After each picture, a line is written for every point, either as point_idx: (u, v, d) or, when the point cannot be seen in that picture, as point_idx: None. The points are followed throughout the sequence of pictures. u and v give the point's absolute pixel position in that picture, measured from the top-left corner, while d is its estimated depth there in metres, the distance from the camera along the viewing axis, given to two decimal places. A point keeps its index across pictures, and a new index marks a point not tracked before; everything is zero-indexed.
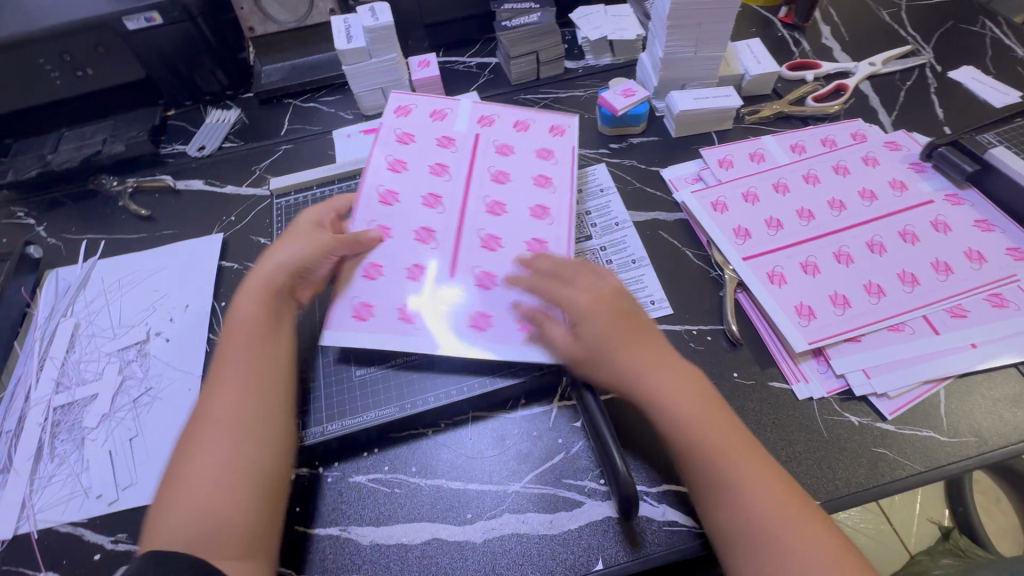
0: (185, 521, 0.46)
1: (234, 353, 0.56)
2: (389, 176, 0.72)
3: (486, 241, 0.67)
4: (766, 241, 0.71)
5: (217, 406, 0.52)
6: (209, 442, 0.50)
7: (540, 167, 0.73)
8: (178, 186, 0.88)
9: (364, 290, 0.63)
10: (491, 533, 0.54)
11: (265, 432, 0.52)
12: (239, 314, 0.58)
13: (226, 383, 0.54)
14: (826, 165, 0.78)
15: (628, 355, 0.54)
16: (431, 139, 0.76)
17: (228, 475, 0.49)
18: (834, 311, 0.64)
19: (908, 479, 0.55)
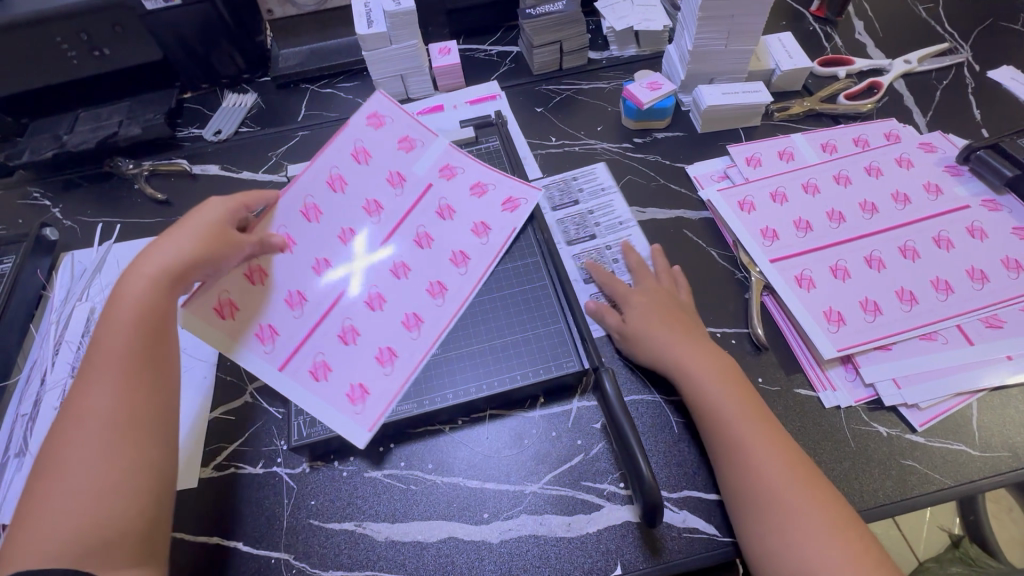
0: (60, 532, 0.43)
1: (111, 342, 0.50)
2: (326, 197, 0.66)
3: (372, 301, 0.63)
4: (795, 243, 0.69)
5: (93, 404, 0.48)
6: (84, 445, 0.46)
7: (467, 243, 0.68)
8: (194, 170, 0.87)
9: (240, 292, 0.60)
10: (508, 533, 0.54)
11: (143, 434, 0.48)
12: (124, 294, 0.52)
13: (102, 377, 0.49)
14: (858, 166, 0.76)
15: (669, 339, 0.59)
16: (383, 171, 0.69)
17: (103, 483, 0.45)
18: (864, 319, 0.62)
19: (936, 493, 0.54)
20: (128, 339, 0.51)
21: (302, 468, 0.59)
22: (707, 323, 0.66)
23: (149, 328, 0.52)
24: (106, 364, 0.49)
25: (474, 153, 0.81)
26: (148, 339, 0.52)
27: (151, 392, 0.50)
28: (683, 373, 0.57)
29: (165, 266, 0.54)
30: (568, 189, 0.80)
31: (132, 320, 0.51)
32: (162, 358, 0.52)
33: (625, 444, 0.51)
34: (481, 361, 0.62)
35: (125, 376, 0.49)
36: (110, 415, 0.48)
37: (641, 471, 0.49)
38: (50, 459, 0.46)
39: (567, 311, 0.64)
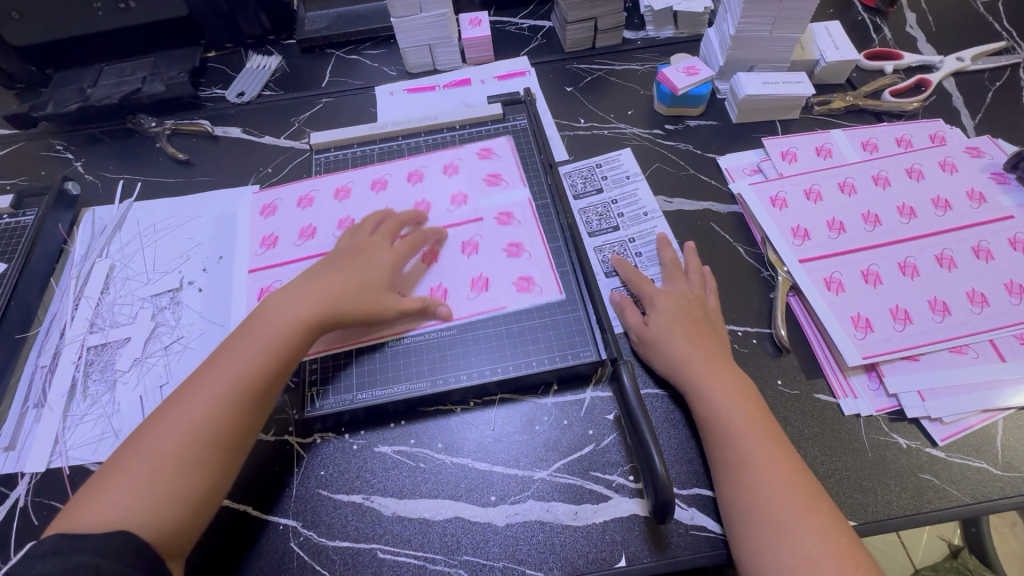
0: (117, 506, 0.45)
1: (238, 358, 0.54)
2: (397, 185, 0.75)
3: None
4: (827, 244, 0.67)
5: (202, 398, 0.51)
6: (171, 438, 0.49)
7: (457, 282, 0.65)
8: (216, 132, 0.86)
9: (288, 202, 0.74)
10: (514, 518, 0.54)
11: (216, 449, 0.49)
12: (269, 310, 0.57)
13: (214, 384, 0.52)
14: (899, 167, 0.73)
15: (689, 350, 0.57)
16: (453, 188, 0.74)
17: (171, 481, 0.47)
18: (893, 327, 0.60)
19: (953, 509, 0.53)
20: (257, 348, 0.54)
21: (312, 438, 0.59)
22: (728, 320, 0.64)
23: (276, 358, 0.54)
24: (223, 372, 0.53)
25: (500, 131, 0.80)
26: (268, 365, 0.54)
27: (247, 412, 0.52)
28: (692, 378, 0.56)
29: (315, 300, 0.58)
30: (591, 177, 0.78)
31: (264, 342, 0.55)
32: (271, 391, 0.54)
33: (641, 437, 0.50)
34: (498, 345, 0.61)
35: (229, 388, 0.52)
36: (203, 421, 0.50)
37: (653, 467, 0.48)
38: (143, 436, 0.50)
39: (587, 299, 0.64)
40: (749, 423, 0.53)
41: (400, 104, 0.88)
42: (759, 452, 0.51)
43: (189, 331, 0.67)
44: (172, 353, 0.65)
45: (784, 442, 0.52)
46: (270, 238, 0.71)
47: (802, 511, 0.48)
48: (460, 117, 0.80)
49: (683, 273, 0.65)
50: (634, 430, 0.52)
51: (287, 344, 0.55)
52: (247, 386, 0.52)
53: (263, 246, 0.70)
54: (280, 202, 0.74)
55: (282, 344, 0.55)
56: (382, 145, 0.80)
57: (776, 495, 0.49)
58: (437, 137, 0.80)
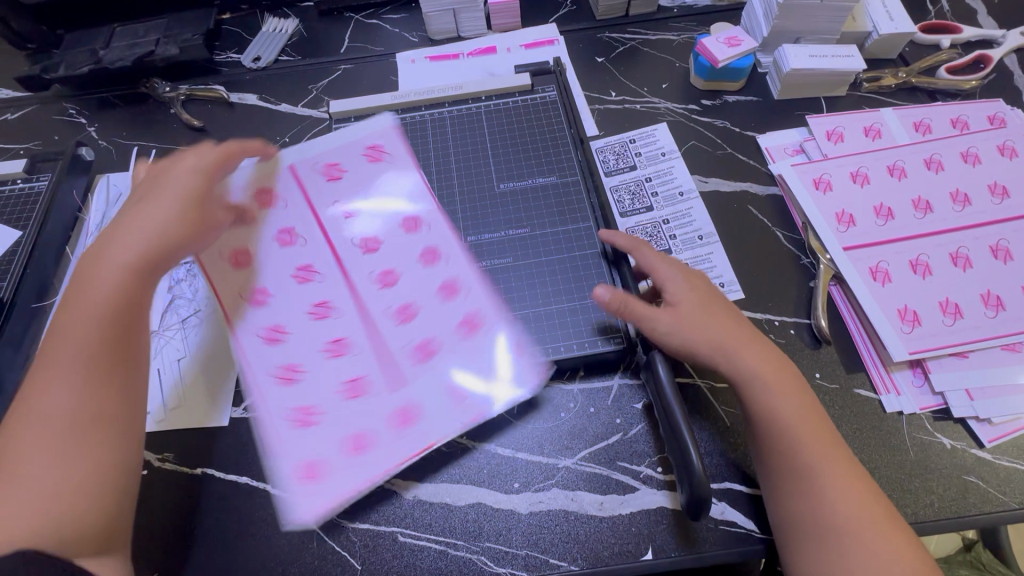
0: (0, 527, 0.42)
1: (74, 333, 0.50)
2: (434, 227, 0.64)
3: (303, 276, 0.60)
4: (871, 232, 0.63)
5: (50, 397, 0.47)
6: (36, 436, 0.46)
7: (359, 387, 0.55)
8: (232, 98, 0.83)
9: (392, 150, 0.69)
10: (539, 506, 0.53)
11: (99, 421, 0.47)
12: (88, 279, 0.52)
13: (60, 363, 0.48)
14: (953, 151, 0.68)
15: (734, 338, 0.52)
16: (458, 269, 0.61)
17: (66, 473, 0.45)
18: (942, 321, 0.57)
19: (998, 513, 0.51)
20: (95, 311, 0.50)
21: None
22: (764, 309, 0.61)
23: (114, 312, 0.51)
24: (64, 350, 0.49)
25: (528, 103, 0.76)
26: (112, 319, 0.51)
27: (116, 382, 0.49)
28: (767, 402, 0.50)
29: (122, 249, 0.54)
30: (625, 153, 0.74)
31: (95, 304, 0.51)
32: (133, 343, 0.51)
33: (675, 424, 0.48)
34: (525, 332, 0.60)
35: (77, 359, 0.48)
36: (62, 407, 0.47)
37: (688, 457, 0.46)
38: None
39: (616, 283, 0.62)
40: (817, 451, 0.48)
41: (422, 72, 0.84)
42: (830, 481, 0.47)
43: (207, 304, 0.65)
44: (191, 327, 0.63)
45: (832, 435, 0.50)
46: (322, 161, 0.68)
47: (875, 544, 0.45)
48: (487, 87, 0.76)
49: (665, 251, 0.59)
50: (666, 416, 0.50)
51: (127, 296, 0.52)
52: (96, 353, 0.49)
53: (314, 171, 0.67)
54: (354, 155, 0.68)
55: (116, 296, 0.52)
56: (403, 115, 0.77)
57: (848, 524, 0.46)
58: (462, 108, 0.76)
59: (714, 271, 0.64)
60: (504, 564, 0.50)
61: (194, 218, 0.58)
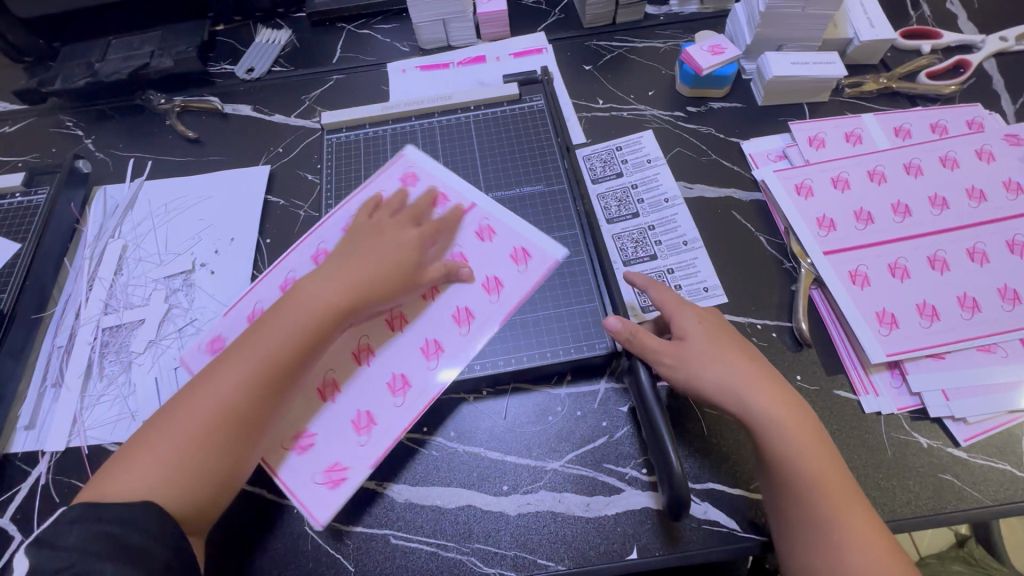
0: (137, 490, 0.44)
1: (252, 340, 0.50)
2: (450, 334, 0.57)
3: None
4: (852, 236, 0.64)
5: (221, 383, 0.49)
6: (203, 418, 0.47)
7: None
8: (226, 109, 0.84)
9: (505, 231, 0.62)
10: (527, 507, 0.54)
11: (231, 429, 0.48)
12: (297, 293, 0.53)
13: (229, 363, 0.50)
14: (932, 155, 0.69)
15: (747, 381, 0.51)
16: (442, 374, 0.55)
17: (188, 463, 0.46)
18: (919, 323, 0.59)
19: (972, 510, 0.52)
20: (292, 322, 0.51)
21: None
22: (746, 312, 0.63)
23: (308, 334, 0.51)
24: (253, 348, 0.50)
25: (517, 112, 0.77)
26: (299, 351, 0.50)
27: (278, 392, 0.50)
28: (786, 464, 0.48)
29: (349, 282, 0.53)
30: (611, 160, 0.75)
31: (296, 320, 0.51)
32: (297, 375, 0.51)
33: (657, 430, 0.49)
34: (514, 338, 0.61)
35: (248, 369, 0.49)
36: (234, 400, 0.48)
37: (669, 461, 0.47)
38: (162, 418, 0.48)
39: (602, 289, 0.63)
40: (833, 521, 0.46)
41: (413, 81, 0.85)
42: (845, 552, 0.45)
43: (202, 313, 0.67)
44: (186, 336, 0.65)
45: (849, 485, 0.48)
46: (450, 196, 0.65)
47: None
48: (476, 97, 0.78)
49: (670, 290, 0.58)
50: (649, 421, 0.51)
51: (316, 324, 0.51)
52: (275, 363, 0.50)
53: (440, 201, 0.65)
54: (494, 219, 0.63)
55: (316, 327, 0.51)
56: (394, 125, 0.78)
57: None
58: (452, 118, 0.78)
59: (698, 276, 0.65)
60: (494, 565, 0.52)
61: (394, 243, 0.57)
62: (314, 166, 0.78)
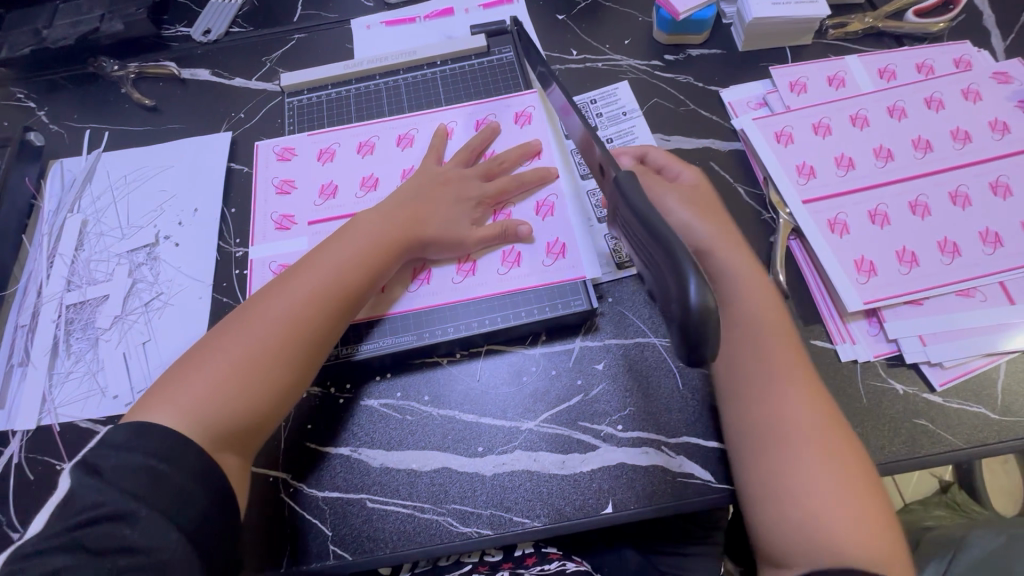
0: (193, 399, 0.47)
1: (311, 270, 0.55)
2: (445, 274, 0.62)
3: (364, 182, 0.67)
4: (831, 183, 0.63)
5: (277, 306, 0.52)
6: (258, 338, 0.51)
7: (304, 212, 0.66)
8: (183, 74, 0.80)
9: (557, 227, 0.63)
10: (502, 467, 0.54)
11: (290, 350, 0.51)
12: (352, 228, 0.58)
13: (288, 291, 0.54)
14: (916, 97, 0.67)
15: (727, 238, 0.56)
16: (419, 302, 0.60)
17: (245, 378, 0.49)
18: (898, 270, 0.57)
19: (945, 454, 0.52)
20: (347, 257, 0.56)
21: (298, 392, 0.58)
22: None
23: (361, 271, 0.56)
24: (310, 276, 0.54)
25: (486, 65, 0.74)
26: (358, 282, 0.55)
27: (327, 324, 0.53)
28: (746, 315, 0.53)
29: (403, 222, 0.59)
30: (586, 114, 0.72)
31: (349, 256, 0.56)
32: (354, 304, 0.56)
33: (673, 255, 0.32)
34: (486, 300, 0.60)
35: (307, 294, 0.53)
36: (290, 324, 0.52)
37: (687, 294, 0.31)
38: (222, 335, 0.51)
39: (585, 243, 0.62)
40: (775, 390, 0.50)
41: (379, 38, 0.81)
42: (778, 420, 0.49)
43: (168, 287, 0.65)
44: (153, 311, 0.64)
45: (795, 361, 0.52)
46: (543, 155, 0.66)
47: (824, 512, 0.45)
48: (442, 51, 0.74)
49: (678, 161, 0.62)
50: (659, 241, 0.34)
51: (366, 263, 0.56)
52: (327, 292, 0.54)
53: (530, 156, 0.66)
54: (561, 200, 0.64)
55: (372, 259, 0.56)
56: (359, 85, 0.75)
57: (795, 475, 0.47)
58: (417, 75, 0.74)
59: None
60: (470, 524, 0.52)
61: (437, 191, 0.62)
62: (277, 131, 0.74)
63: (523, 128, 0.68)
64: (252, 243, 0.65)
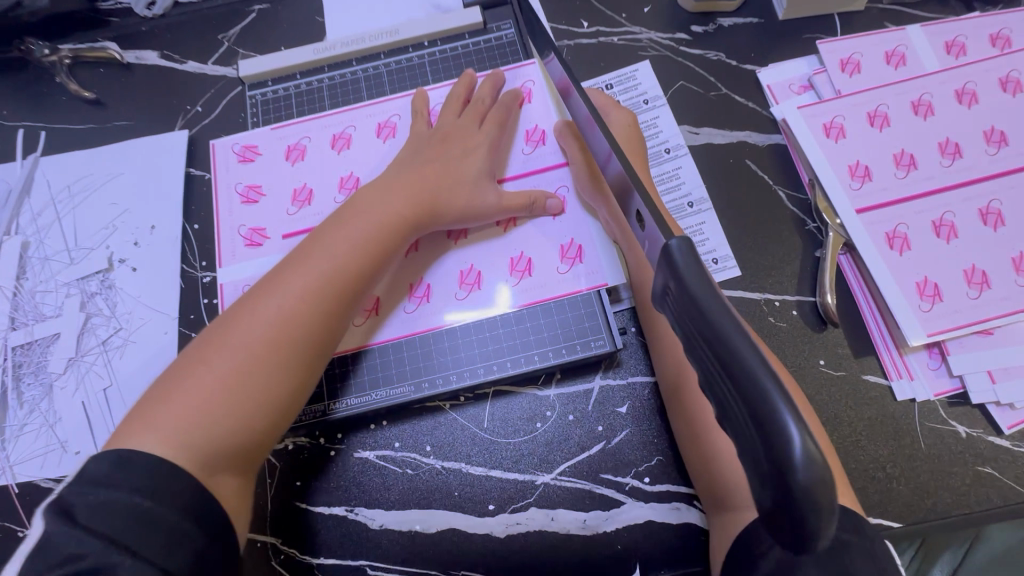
0: (178, 418, 0.39)
1: (313, 253, 0.46)
2: (446, 289, 0.54)
3: (343, 181, 0.58)
4: (888, 187, 0.54)
5: (275, 300, 0.44)
6: (254, 339, 0.42)
7: (277, 224, 0.57)
8: (128, 58, 0.69)
9: (571, 227, 0.54)
10: (516, 528, 0.48)
11: (294, 349, 0.43)
12: (355, 203, 0.49)
13: (285, 282, 0.45)
14: (991, 77, 0.57)
15: (644, 175, 0.53)
16: (424, 318, 0.53)
17: (240, 387, 0.41)
18: (966, 293, 0.50)
19: (1010, 505, 0.46)
20: (352, 237, 0.47)
21: (284, 445, 0.51)
22: (760, 287, 0.54)
23: (371, 253, 0.47)
24: (312, 262, 0.45)
25: (481, 46, 0.63)
26: (367, 266, 0.47)
27: (336, 316, 0.45)
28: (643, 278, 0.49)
29: (415, 195, 0.50)
30: None
31: (357, 235, 0.47)
32: (362, 293, 0.47)
33: (756, 392, 0.22)
34: (495, 333, 0.52)
35: (308, 285, 0.44)
36: (291, 319, 0.43)
37: (784, 443, 0.21)
38: (211, 338, 0.43)
39: (607, 262, 0.53)
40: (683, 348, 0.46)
41: (353, 9, 0.68)
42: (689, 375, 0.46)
43: (128, 322, 0.57)
44: (113, 350, 0.56)
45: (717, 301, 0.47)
46: (547, 141, 0.57)
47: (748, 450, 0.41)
48: (430, 30, 0.63)
49: (614, 102, 0.59)
50: (723, 367, 0.24)
51: (377, 243, 0.47)
52: (335, 280, 0.45)
53: (532, 143, 0.57)
54: (573, 193, 0.55)
55: (382, 239, 0.48)
56: (332, 73, 0.64)
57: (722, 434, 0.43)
58: (401, 59, 0.63)
59: (706, 244, 0.56)
60: None
61: (441, 153, 0.53)
62: (240, 130, 0.64)
63: (523, 107, 0.58)
64: (219, 265, 0.56)
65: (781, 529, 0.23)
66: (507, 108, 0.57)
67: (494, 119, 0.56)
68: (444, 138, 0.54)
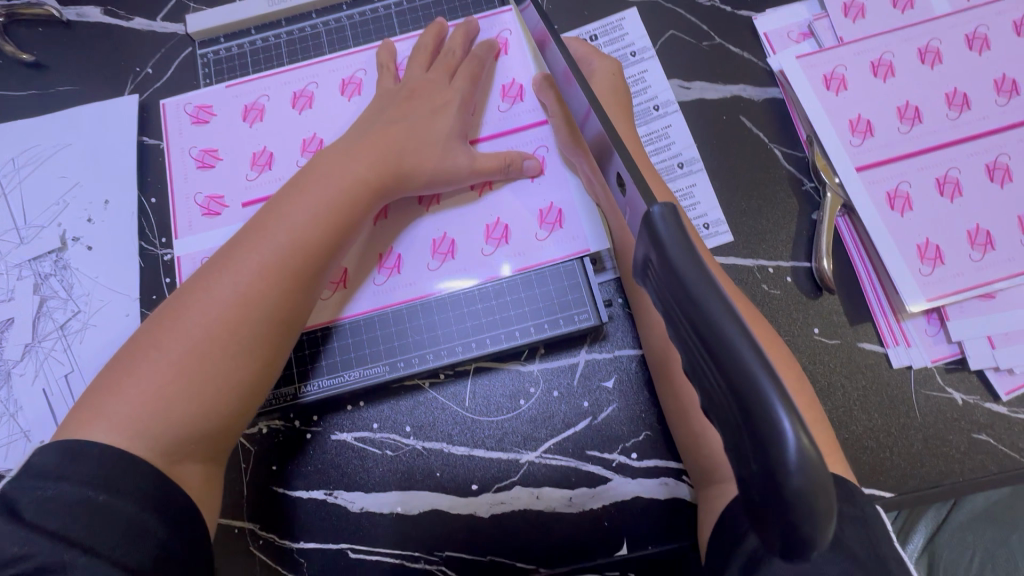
0: (130, 408, 0.36)
1: (269, 225, 0.42)
2: (419, 261, 0.50)
3: (306, 143, 0.53)
4: (890, 143, 0.50)
5: (230, 279, 0.40)
6: (208, 321, 0.39)
7: (235, 191, 0.53)
8: (68, 15, 0.62)
9: (552, 190, 0.51)
10: (500, 507, 0.47)
11: (255, 329, 0.40)
12: (313, 168, 0.45)
13: (241, 256, 0.41)
14: (1004, 19, 0.52)
15: (629, 132, 0.49)
16: (397, 290, 0.50)
17: (196, 373, 0.38)
18: (969, 256, 0.48)
19: (1004, 472, 0.46)
20: (311, 207, 0.43)
21: (257, 429, 0.49)
22: (753, 253, 0.51)
23: (332, 223, 0.43)
24: (267, 235, 0.42)
25: None
26: (329, 237, 0.43)
27: (297, 293, 0.42)
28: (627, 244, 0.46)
29: (379, 159, 0.46)
30: None
31: (316, 204, 0.43)
32: (326, 267, 0.44)
33: (745, 385, 0.20)
34: (473, 305, 0.50)
35: (266, 262, 0.41)
36: (248, 298, 0.40)
37: (776, 440, 0.19)
38: (161, 322, 0.40)
39: (591, 229, 0.50)
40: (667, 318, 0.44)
41: None
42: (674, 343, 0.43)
43: (86, 304, 0.54)
44: (72, 335, 0.53)
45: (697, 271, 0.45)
46: (525, 97, 0.53)
47: None
48: None
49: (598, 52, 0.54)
50: (706, 354, 0.21)
51: (339, 212, 0.44)
52: (293, 254, 0.42)
53: (509, 100, 0.53)
54: (553, 154, 0.51)
55: (344, 208, 0.44)
56: (292, 27, 0.58)
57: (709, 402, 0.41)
58: (366, 10, 0.58)
59: (697, 208, 0.52)
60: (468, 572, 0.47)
61: (407, 111, 0.49)
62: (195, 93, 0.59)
63: (499, 59, 0.54)
64: (175, 237, 0.52)
65: (763, 517, 0.21)
66: (479, 59, 0.52)
67: (466, 73, 0.51)
68: (411, 95, 0.50)
